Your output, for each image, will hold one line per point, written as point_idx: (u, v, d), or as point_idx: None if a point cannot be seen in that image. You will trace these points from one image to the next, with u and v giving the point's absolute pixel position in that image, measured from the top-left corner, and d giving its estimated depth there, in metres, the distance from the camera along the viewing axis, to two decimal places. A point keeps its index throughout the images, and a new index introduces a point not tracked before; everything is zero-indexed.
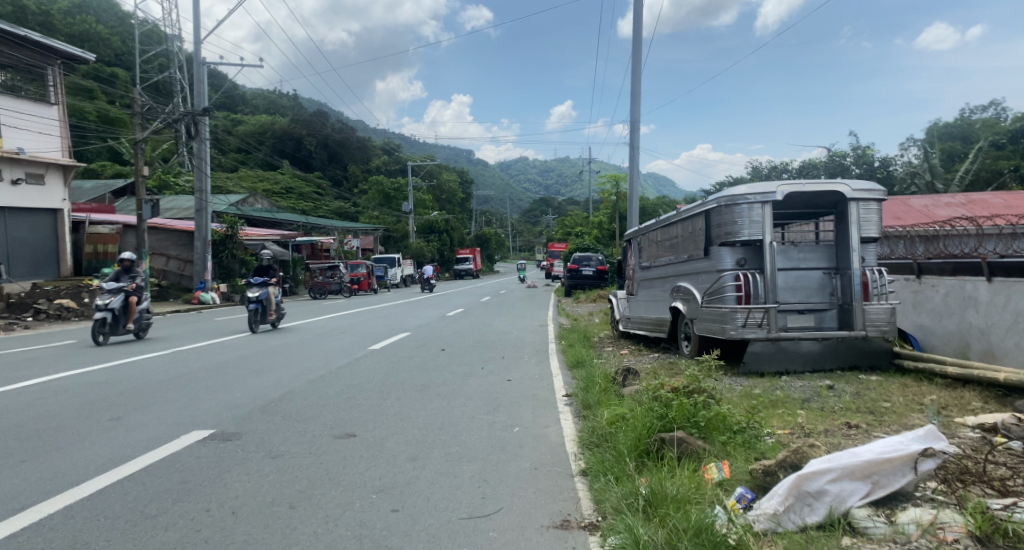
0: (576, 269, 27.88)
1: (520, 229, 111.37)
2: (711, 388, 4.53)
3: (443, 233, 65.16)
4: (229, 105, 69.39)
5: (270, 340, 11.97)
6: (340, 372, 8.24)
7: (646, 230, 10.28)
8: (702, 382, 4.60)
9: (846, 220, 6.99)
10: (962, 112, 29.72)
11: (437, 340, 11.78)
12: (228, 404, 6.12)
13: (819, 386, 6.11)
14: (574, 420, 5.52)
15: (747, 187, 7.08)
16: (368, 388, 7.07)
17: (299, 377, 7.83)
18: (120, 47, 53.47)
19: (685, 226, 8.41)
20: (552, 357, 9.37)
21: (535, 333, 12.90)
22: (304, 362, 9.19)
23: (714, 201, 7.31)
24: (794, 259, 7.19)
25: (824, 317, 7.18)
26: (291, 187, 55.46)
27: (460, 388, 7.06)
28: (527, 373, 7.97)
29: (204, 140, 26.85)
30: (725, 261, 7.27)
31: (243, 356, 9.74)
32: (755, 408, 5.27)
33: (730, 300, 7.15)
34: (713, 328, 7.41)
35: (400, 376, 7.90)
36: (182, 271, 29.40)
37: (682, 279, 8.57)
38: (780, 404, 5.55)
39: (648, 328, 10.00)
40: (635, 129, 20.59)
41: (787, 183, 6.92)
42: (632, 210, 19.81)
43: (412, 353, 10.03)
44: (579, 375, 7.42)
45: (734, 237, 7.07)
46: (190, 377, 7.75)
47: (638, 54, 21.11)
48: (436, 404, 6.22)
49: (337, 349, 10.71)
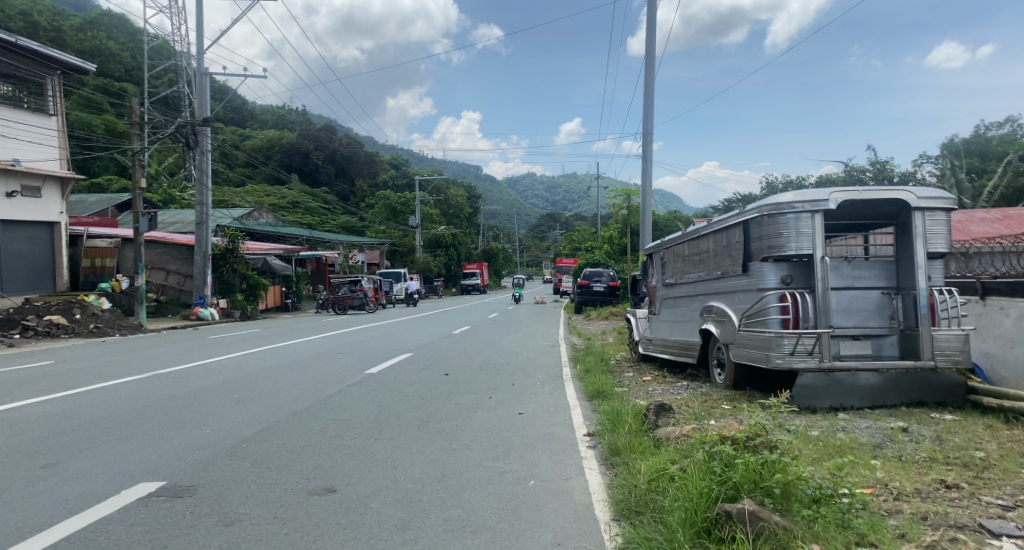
0: (586, 285, 26.97)
1: (527, 244, 110.34)
2: (778, 441, 3.61)
3: (450, 247, 63.74)
4: (237, 120, 69.44)
5: (262, 362, 11.14)
6: (331, 402, 7.38)
7: (670, 244, 9.41)
8: (767, 431, 3.68)
9: (909, 233, 6.05)
10: (979, 128, 28.73)
11: (443, 362, 10.89)
12: (193, 444, 5.28)
13: (889, 427, 5.13)
14: (604, 473, 4.59)
15: (793, 194, 6.22)
16: (358, 423, 6.20)
17: (283, 408, 6.99)
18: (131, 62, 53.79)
19: (717, 239, 7.55)
20: (568, 384, 8.46)
21: (547, 355, 11.98)
22: (293, 389, 8.34)
23: (754, 211, 6.46)
24: (848, 277, 6.25)
25: (883, 343, 6.19)
26: (298, 202, 55.11)
27: (463, 424, 6.16)
28: (540, 404, 7.06)
29: (205, 151, 26.36)
30: (768, 279, 6.38)
31: (228, 382, 8.91)
32: (823, 457, 4.32)
33: (773, 323, 6.25)
34: (754, 355, 6.49)
35: (396, 407, 7.01)
36: (182, 286, 28.78)
37: (714, 299, 7.68)
38: (847, 450, 4.59)
39: (674, 351, 9.07)
40: (647, 142, 19.90)
41: (840, 189, 6.05)
42: (645, 225, 18.96)
43: (414, 379, 9.14)
44: (601, 409, 6.50)
45: (779, 250, 6.19)
46: (161, 407, 6.94)
47: (649, 65, 20.47)
48: (434, 446, 5.32)
49: (331, 373, 9.85)
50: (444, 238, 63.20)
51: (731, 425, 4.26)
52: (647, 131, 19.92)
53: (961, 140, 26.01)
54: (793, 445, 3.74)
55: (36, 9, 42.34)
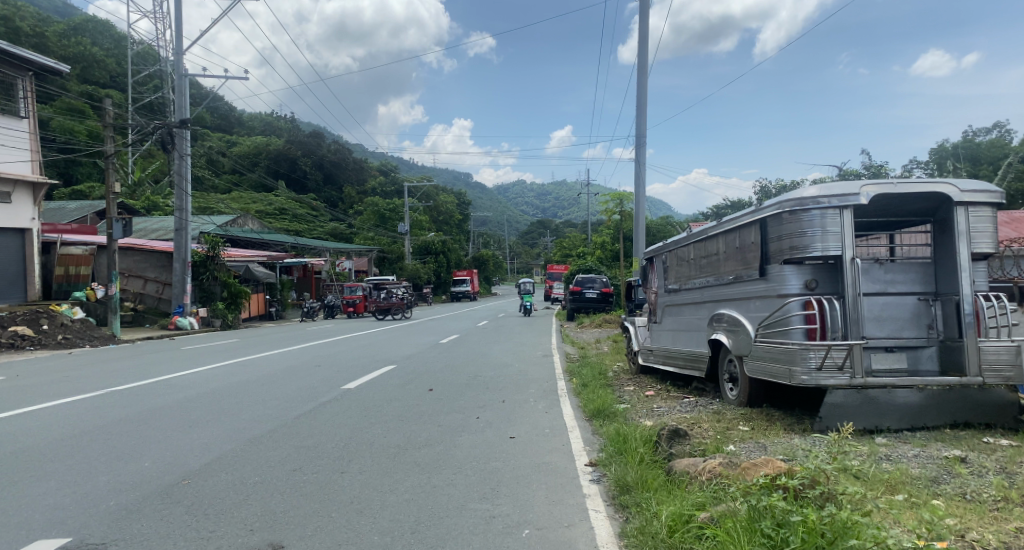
0: (579, 292, 26.20)
1: (518, 251, 109.37)
2: (843, 491, 2.81)
3: (440, 254, 62.94)
4: (223, 127, 68.39)
5: (231, 377, 10.25)
6: (299, 424, 6.57)
7: (673, 246, 8.69)
8: (824, 478, 2.88)
9: (950, 232, 5.35)
10: (970, 134, 28.37)
11: (428, 376, 10.08)
12: (123, 483, 4.47)
13: (944, 454, 4.38)
14: (613, 517, 3.82)
15: (819, 188, 5.55)
16: (324, 451, 5.42)
17: (241, 433, 6.18)
18: (116, 69, 52.76)
19: (728, 240, 6.87)
20: (565, 400, 7.70)
21: (540, 366, 11.21)
22: (259, 408, 7.52)
23: (773, 207, 5.79)
24: (880, 281, 5.55)
25: (920, 356, 5.46)
26: (285, 208, 54.10)
27: (447, 452, 5.36)
28: (535, 426, 6.28)
29: (184, 155, 25.50)
30: (790, 284, 5.69)
31: (188, 400, 8.04)
32: (883, 498, 3.53)
33: (796, 334, 5.53)
34: (775, 370, 5.75)
35: (370, 430, 6.21)
36: (160, 295, 27.70)
37: (724, 306, 6.99)
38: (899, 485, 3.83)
39: (679, 364, 8.35)
40: (641, 145, 19.29)
41: (871, 182, 5.38)
42: (641, 230, 18.30)
43: (394, 395, 8.32)
44: (604, 432, 5.74)
45: (804, 251, 5.50)
46: (104, 431, 6.11)
47: (643, 67, 19.90)
48: (409, 483, 4.51)
49: (304, 388, 9.00)
50: (434, 245, 62.43)
51: (772, 466, 3.44)
52: (641, 135, 19.32)
53: (952, 146, 25.78)
54: (862, 496, 2.92)
55: (18, 14, 41.34)
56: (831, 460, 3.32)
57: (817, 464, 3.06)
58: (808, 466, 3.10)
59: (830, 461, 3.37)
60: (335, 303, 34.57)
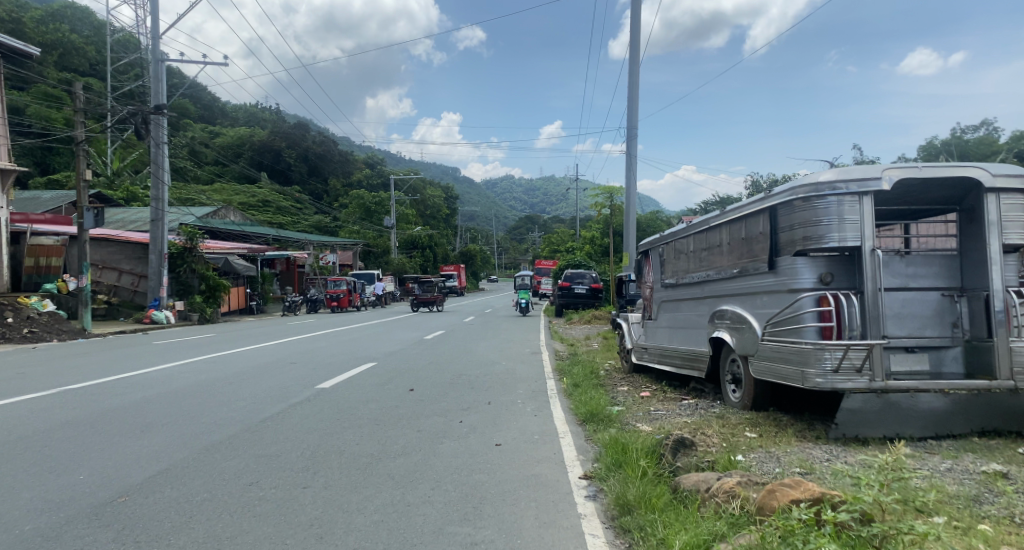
0: (567, 287, 25.74)
1: (505, 246, 108.86)
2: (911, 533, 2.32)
3: (426, 248, 62.48)
4: (207, 117, 66.79)
5: (199, 375, 9.59)
6: (264, 428, 6.00)
7: (671, 239, 8.18)
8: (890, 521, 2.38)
9: (979, 221, 4.89)
10: (957, 131, 28.32)
11: (409, 374, 9.51)
12: (44, 503, 3.89)
13: (981, 468, 3.91)
14: (615, 543, 3.28)
15: (836, 172, 5.08)
16: (288, 460, 4.86)
17: (199, 439, 5.59)
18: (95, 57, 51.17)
19: (732, 231, 6.39)
20: (555, 402, 7.21)
21: (528, 365, 10.68)
22: (223, 410, 6.92)
23: (785, 194, 5.32)
24: (901, 275, 5.08)
25: (943, 358, 5.01)
26: (268, 200, 52.96)
27: (425, 462, 4.81)
28: (523, 432, 5.76)
29: (161, 143, 24.50)
30: (802, 278, 5.22)
31: (147, 401, 7.42)
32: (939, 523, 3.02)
33: (809, 333, 5.06)
34: (785, 372, 5.29)
35: (342, 436, 5.64)
36: (136, 287, 26.82)
37: (726, 301, 6.51)
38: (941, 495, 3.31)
39: (676, 363, 7.88)
40: (633, 137, 18.82)
41: (895, 166, 4.91)
42: (631, 224, 17.87)
43: (372, 396, 7.74)
44: (600, 439, 5.24)
45: (820, 242, 5.01)
46: (44, 437, 5.51)
47: (636, 57, 19.39)
48: (379, 502, 3.95)
49: (275, 388, 8.39)
50: (420, 239, 61.94)
51: (805, 491, 2.88)
52: (633, 128, 18.82)
53: (942, 142, 25.58)
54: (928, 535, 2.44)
55: None
56: (883, 486, 2.82)
57: (871, 494, 2.58)
58: (862, 498, 2.60)
59: (880, 488, 2.86)
60: (317, 297, 33.71)
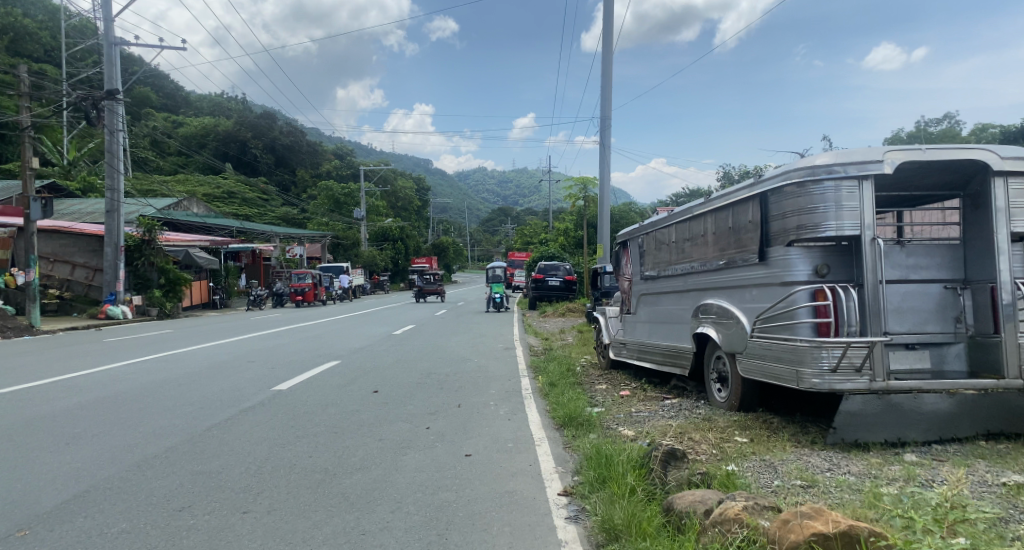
0: (541, 279, 25.33)
1: (478, 238, 107.98)
2: None
3: (398, 240, 61.50)
4: (169, 106, 64.36)
5: (145, 376, 8.73)
6: (208, 436, 5.28)
7: (651, 229, 7.75)
8: None
9: (985, 208, 4.55)
10: (922, 123, 28.75)
11: (376, 374, 8.88)
12: None
13: (1001, 480, 3.55)
14: None
15: (834, 153, 4.68)
16: (231, 477, 4.20)
17: (133, 449, 4.87)
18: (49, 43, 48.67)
19: (717, 220, 5.97)
20: (531, 403, 6.75)
21: (501, 362, 10.19)
22: (167, 415, 6.21)
23: (778, 179, 4.93)
24: (902, 267, 4.73)
25: (945, 354, 4.69)
26: (234, 192, 51.30)
27: (387, 479, 4.26)
28: (496, 439, 5.27)
29: (116, 130, 23.12)
30: (797, 270, 4.83)
31: (80, 406, 6.56)
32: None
33: (804, 330, 4.67)
34: (777, 371, 4.91)
35: (296, 446, 5.04)
36: (90, 281, 25.40)
37: (711, 295, 6.10)
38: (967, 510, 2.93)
39: (656, 359, 7.49)
40: (606, 127, 18.44)
41: (897, 147, 4.52)
42: (605, 216, 17.50)
43: (332, 399, 7.09)
44: (581, 446, 4.78)
45: (816, 231, 4.62)
46: None
47: (610, 46, 18.97)
48: (329, 531, 3.40)
49: (228, 391, 7.64)
50: (391, 231, 60.94)
51: (829, 525, 2.45)
52: (607, 118, 18.44)
53: (908, 134, 25.86)
54: None
55: None
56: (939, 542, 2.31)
57: None
58: None
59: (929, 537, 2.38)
60: (282, 290, 32.64)
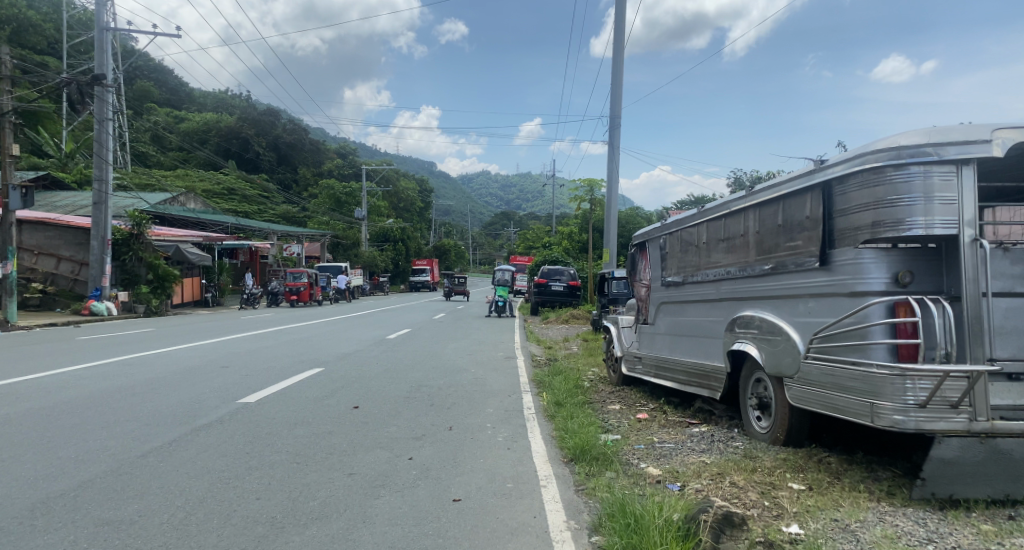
0: (544, 283, 24.32)
1: (480, 241, 106.57)
2: None
3: (398, 242, 60.64)
4: (172, 101, 63.52)
5: (101, 383, 7.76)
6: (140, 467, 4.29)
7: (676, 228, 6.80)
8: None
9: None
10: None
11: (360, 386, 7.89)
12: None
13: None
14: None
15: (925, 132, 3.72)
16: (146, 530, 3.20)
17: (38, 483, 3.89)
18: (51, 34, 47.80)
19: (762, 216, 5.01)
20: (536, 428, 5.78)
21: (500, 374, 9.21)
22: (103, 433, 5.22)
23: (847, 163, 3.99)
24: (1007, 276, 3.75)
25: None
26: (234, 188, 50.26)
27: (349, 536, 3.26)
28: (493, 478, 4.28)
29: (105, 119, 22.02)
30: (871, 276, 3.87)
31: (6, 420, 5.59)
32: None
33: (880, 352, 3.72)
34: (844, 402, 3.94)
35: (245, 483, 4.06)
36: (76, 275, 24.45)
37: (751, 305, 5.16)
38: None
39: (678, 378, 6.54)
40: (617, 126, 17.48)
41: (1008, 124, 3.60)
42: (613, 219, 16.54)
43: (304, 417, 6.12)
44: (599, 493, 3.82)
45: (899, 228, 3.66)
46: None
47: (621, 40, 18.01)
48: None
49: (187, 403, 6.65)
50: (392, 232, 60.10)
51: None
52: (617, 116, 17.50)
53: None
54: None
55: None
56: None
57: None
58: None
59: None
60: (276, 290, 31.67)
